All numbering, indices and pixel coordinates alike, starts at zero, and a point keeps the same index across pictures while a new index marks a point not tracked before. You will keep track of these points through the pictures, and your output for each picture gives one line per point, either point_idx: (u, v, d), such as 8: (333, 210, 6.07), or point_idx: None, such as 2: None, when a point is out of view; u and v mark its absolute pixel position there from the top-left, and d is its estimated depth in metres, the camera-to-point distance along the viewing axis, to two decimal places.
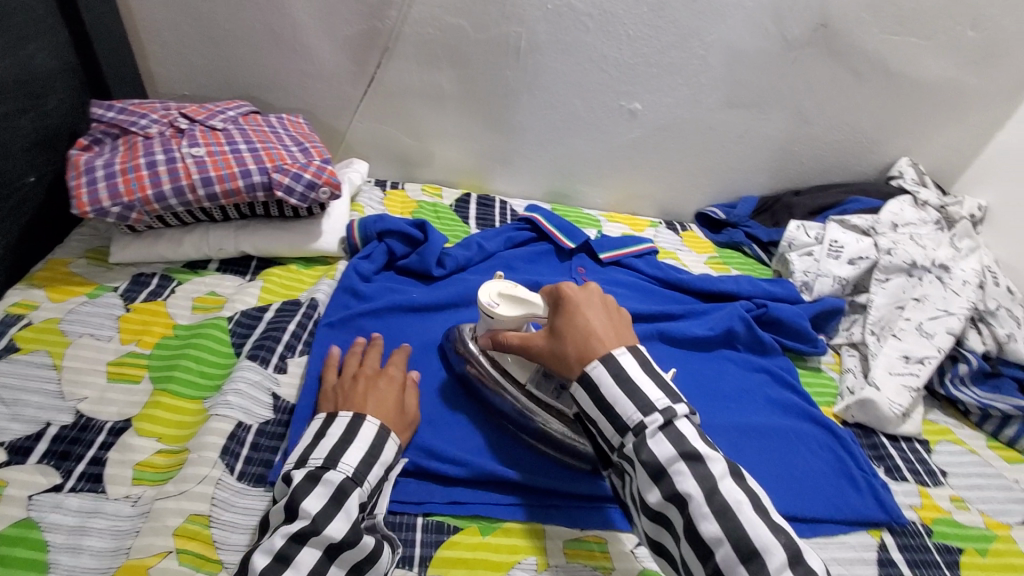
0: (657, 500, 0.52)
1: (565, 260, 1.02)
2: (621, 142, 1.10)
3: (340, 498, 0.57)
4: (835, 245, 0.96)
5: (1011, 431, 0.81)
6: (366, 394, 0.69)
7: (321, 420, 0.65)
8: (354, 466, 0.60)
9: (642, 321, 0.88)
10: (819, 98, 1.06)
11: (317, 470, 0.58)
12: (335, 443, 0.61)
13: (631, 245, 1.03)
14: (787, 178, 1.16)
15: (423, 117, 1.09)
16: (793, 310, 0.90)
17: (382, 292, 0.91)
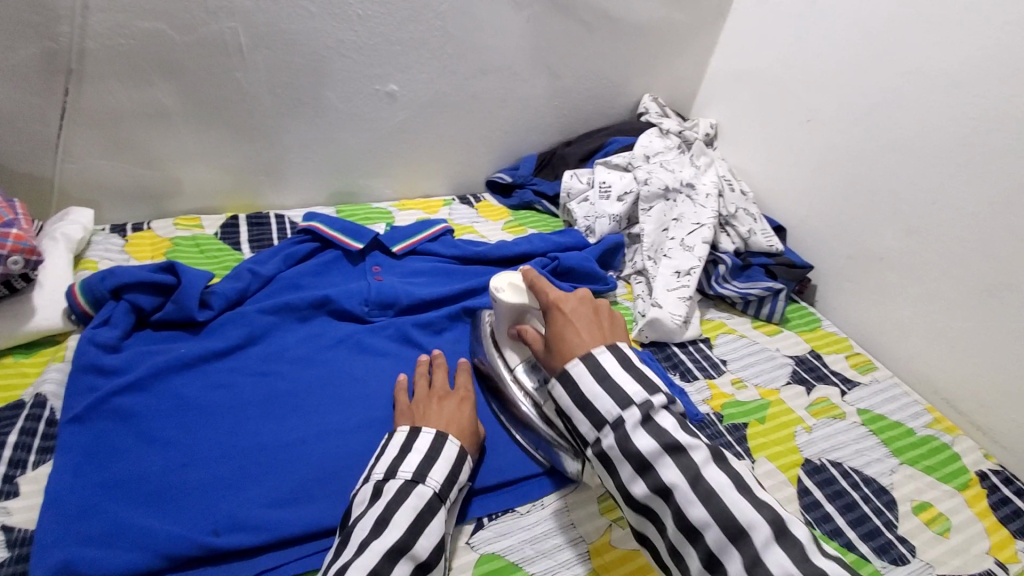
0: (644, 496, 0.52)
1: (357, 263, 0.92)
2: (388, 127, 1.07)
3: (433, 506, 0.56)
4: (603, 186, 1.04)
5: (767, 308, 0.97)
6: (441, 409, 0.66)
7: (404, 432, 0.62)
8: (441, 481, 0.58)
9: (447, 304, 0.87)
10: (559, 52, 1.11)
11: (408, 483, 0.56)
12: (422, 456, 0.59)
13: (423, 230, 0.98)
14: (555, 131, 1.22)
15: (152, 141, 0.92)
16: (584, 256, 0.96)
17: (140, 357, 0.70)
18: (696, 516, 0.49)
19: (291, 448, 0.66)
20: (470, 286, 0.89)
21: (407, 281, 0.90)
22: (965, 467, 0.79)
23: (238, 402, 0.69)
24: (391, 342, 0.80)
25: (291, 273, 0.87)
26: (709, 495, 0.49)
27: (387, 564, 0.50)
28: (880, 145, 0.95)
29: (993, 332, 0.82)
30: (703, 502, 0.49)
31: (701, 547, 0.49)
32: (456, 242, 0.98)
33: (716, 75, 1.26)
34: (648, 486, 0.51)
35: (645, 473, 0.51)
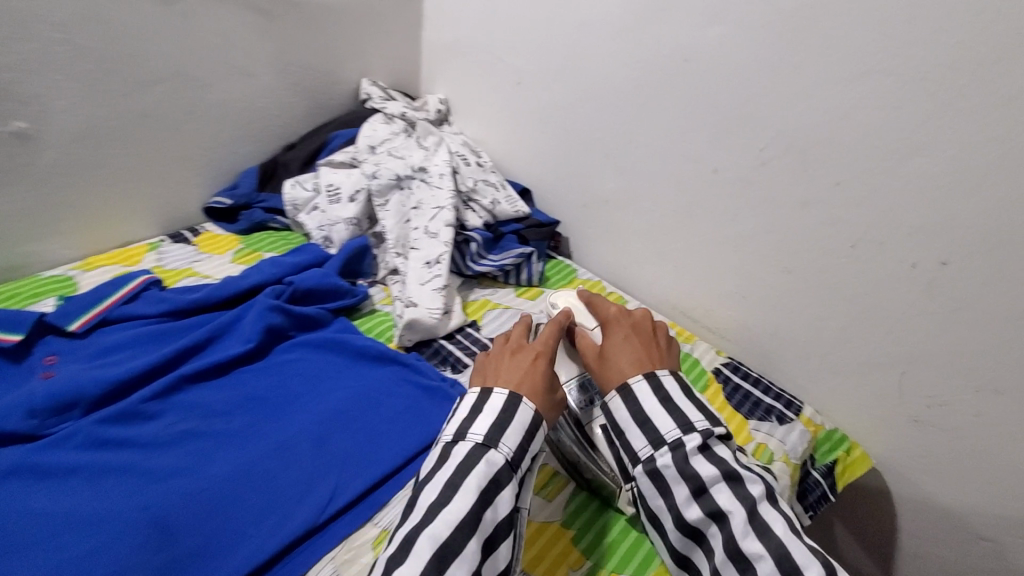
0: (696, 518, 0.58)
1: (22, 359, 0.71)
2: (31, 175, 0.83)
3: (495, 481, 0.55)
4: (330, 189, 0.95)
5: (525, 274, 0.99)
6: (505, 369, 0.65)
7: (474, 394, 0.62)
8: (513, 449, 0.57)
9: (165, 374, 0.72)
10: (243, 48, 0.96)
11: (477, 449, 0.56)
12: (495, 419, 0.58)
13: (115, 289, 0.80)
14: (271, 137, 1.08)
15: None
16: (322, 270, 0.87)
17: None
18: (751, 549, 0.54)
19: None
20: (190, 343, 0.75)
21: (101, 363, 0.72)
22: (703, 370, 0.89)
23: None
24: (86, 448, 0.63)
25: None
26: (766, 531, 0.55)
27: (457, 538, 0.50)
28: (581, 95, 0.99)
29: (698, 246, 0.93)
30: (759, 536, 0.54)
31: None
32: (165, 293, 0.82)
33: (431, 47, 1.22)
34: (703, 510, 0.57)
35: (701, 497, 0.57)
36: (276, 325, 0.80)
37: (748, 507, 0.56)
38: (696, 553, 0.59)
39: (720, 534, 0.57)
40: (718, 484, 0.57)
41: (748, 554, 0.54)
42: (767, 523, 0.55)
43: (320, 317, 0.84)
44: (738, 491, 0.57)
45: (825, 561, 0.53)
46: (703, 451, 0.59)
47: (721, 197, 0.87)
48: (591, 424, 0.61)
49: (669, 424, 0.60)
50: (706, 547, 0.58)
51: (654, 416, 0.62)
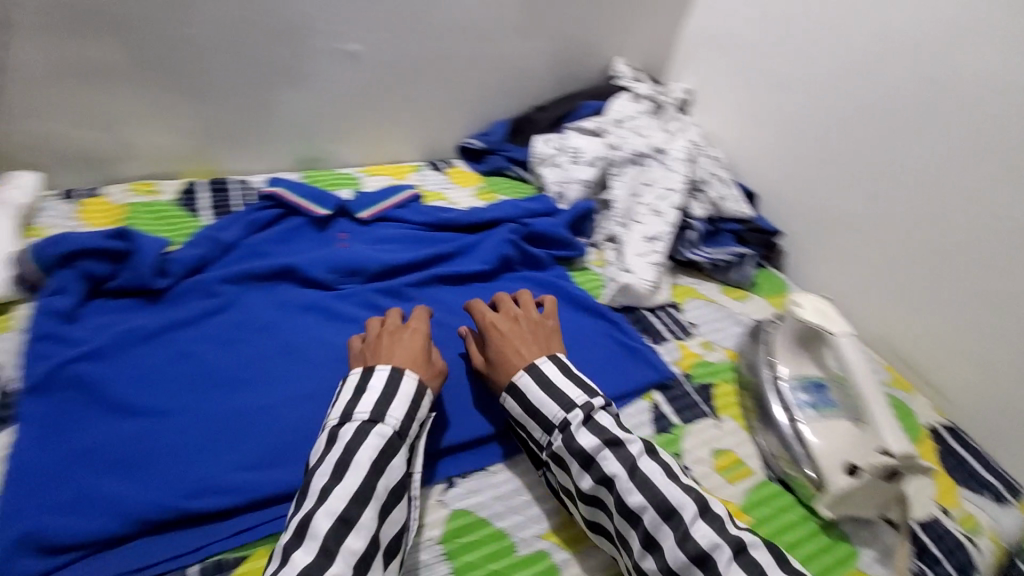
0: (588, 486, 0.57)
1: (323, 229, 0.90)
2: (352, 89, 1.02)
3: (390, 451, 0.54)
4: (573, 151, 1.01)
5: (736, 274, 0.99)
6: (391, 349, 0.64)
7: (357, 375, 0.60)
8: (399, 420, 0.57)
9: (416, 270, 0.86)
10: (530, 11, 1.07)
11: (367, 424, 0.55)
12: (394, 389, 0.58)
13: (391, 196, 0.96)
14: (527, 95, 1.18)
15: (96, 100, 0.87)
16: (555, 222, 0.95)
17: (100, 328, 0.68)
18: (635, 502, 0.54)
19: (262, 413, 0.64)
20: (439, 250, 0.88)
21: (379, 250, 0.87)
22: (920, 424, 0.82)
23: (208, 367, 0.67)
24: (357, 309, 0.78)
25: (252, 241, 0.84)
26: (648, 485, 0.55)
27: (353, 510, 0.50)
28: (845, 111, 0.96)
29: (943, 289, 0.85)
30: (640, 490, 0.55)
31: (641, 530, 0.54)
32: (427, 210, 0.96)
33: (691, 38, 1.23)
34: (593, 478, 0.57)
35: (590, 466, 0.57)
36: (507, 256, 0.90)
37: (648, 490, 0.55)
38: (600, 519, 0.58)
39: (612, 498, 0.56)
40: (602, 452, 0.57)
41: (633, 508, 0.55)
42: (631, 504, 0.55)
43: (542, 261, 0.92)
44: (650, 490, 0.55)
45: (699, 501, 0.54)
46: (610, 446, 0.57)
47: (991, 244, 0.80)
48: (535, 419, 0.61)
49: (591, 440, 0.58)
50: (607, 512, 0.57)
51: (541, 406, 0.61)
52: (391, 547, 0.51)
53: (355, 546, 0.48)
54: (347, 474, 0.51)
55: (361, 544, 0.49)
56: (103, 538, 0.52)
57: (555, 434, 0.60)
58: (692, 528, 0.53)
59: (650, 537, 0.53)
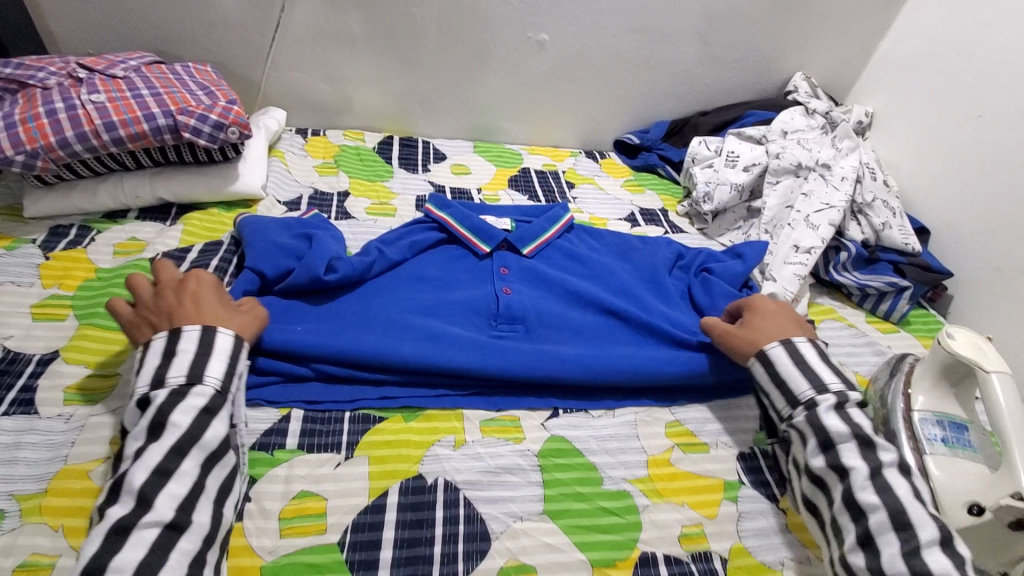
0: (820, 467, 0.59)
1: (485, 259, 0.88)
2: (534, 74, 1.14)
3: (213, 411, 0.54)
4: (731, 155, 1.02)
5: (887, 305, 0.92)
6: (185, 305, 0.60)
7: (163, 337, 0.57)
8: (220, 379, 0.56)
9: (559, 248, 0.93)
10: (714, 18, 1.10)
11: (183, 387, 0.54)
12: (192, 360, 0.55)
13: (551, 228, 0.93)
14: (694, 100, 1.21)
15: (335, 59, 1.09)
16: (737, 268, 0.87)
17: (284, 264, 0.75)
18: (867, 501, 0.54)
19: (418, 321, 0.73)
20: (587, 255, 0.92)
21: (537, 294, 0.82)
22: None
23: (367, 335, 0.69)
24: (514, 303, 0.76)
25: (414, 262, 0.85)
26: (887, 489, 0.54)
27: (171, 462, 0.50)
28: None
29: None
30: (877, 490, 0.54)
31: (862, 525, 0.53)
32: (593, 242, 0.96)
33: (886, 61, 1.17)
34: (828, 461, 0.58)
35: (829, 448, 0.58)
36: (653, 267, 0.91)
37: (886, 495, 0.54)
38: (819, 498, 0.59)
39: (842, 487, 0.56)
40: (846, 442, 0.58)
41: (864, 506, 0.54)
42: (860, 502, 0.54)
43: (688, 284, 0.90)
44: (891, 496, 0.53)
45: (943, 530, 0.51)
46: (860, 442, 0.57)
47: None
48: (781, 387, 0.64)
49: (841, 427, 0.59)
50: (828, 496, 0.57)
51: (790, 376, 0.64)
52: (224, 490, 0.53)
53: (161, 517, 0.47)
54: (162, 435, 0.51)
55: (182, 491, 0.49)
56: (290, 372, 0.65)
57: (799, 409, 0.62)
58: (929, 546, 0.50)
59: (869, 534, 0.53)
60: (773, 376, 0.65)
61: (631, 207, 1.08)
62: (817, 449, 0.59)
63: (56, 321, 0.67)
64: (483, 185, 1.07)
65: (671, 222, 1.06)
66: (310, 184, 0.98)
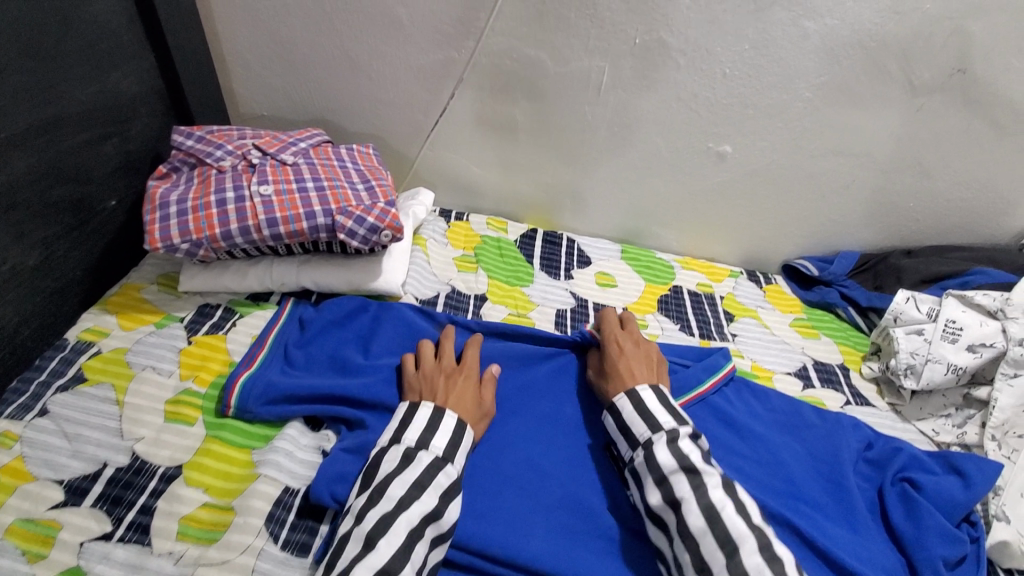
0: (656, 503, 0.59)
1: None
2: (704, 184, 1.01)
3: (436, 470, 0.59)
4: (951, 326, 0.82)
5: None
6: (448, 389, 0.67)
7: (405, 408, 0.65)
8: (443, 449, 0.61)
9: (715, 414, 0.78)
10: (944, 150, 0.91)
11: (411, 450, 0.60)
12: (447, 434, 0.62)
13: (708, 379, 0.80)
14: (894, 235, 1.01)
15: (494, 147, 1.04)
16: (956, 492, 0.69)
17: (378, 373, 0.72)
18: (696, 525, 0.55)
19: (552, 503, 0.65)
20: (746, 429, 0.77)
21: None
22: None
23: (493, 516, 0.62)
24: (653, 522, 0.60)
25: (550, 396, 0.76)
26: (714, 519, 0.55)
27: (376, 532, 0.53)
28: None
29: None
30: (705, 519, 0.55)
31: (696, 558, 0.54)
32: (755, 406, 0.81)
33: None
34: (661, 497, 0.58)
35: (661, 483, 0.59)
36: (834, 460, 0.74)
37: (712, 523, 0.54)
38: (661, 541, 0.59)
39: (674, 521, 0.57)
40: (675, 474, 0.59)
41: (692, 531, 0.55)
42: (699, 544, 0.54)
43: (879, 493, 0.72)
44: (715, 521, 0.54)
45: (762, 539, 0.53)
46: (687, 472, 0.58)
47: None
48: (643, 418, 0.64)
49: (669, 459, 0.60)
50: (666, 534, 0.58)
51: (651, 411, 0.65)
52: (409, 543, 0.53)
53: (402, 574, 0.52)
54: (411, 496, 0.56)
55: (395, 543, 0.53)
56: None
57: (638, 450, 0.63)
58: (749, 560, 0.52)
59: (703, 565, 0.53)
60: (623, 418, 0.66)
61: (802, 358, 0.92)
62: (655, 484, 0.59)
63: (184, 427, 0.65)
64: (631, 303, 0.96)
65: (853, 388, 0.87)
66: (448, 280, 0.93)
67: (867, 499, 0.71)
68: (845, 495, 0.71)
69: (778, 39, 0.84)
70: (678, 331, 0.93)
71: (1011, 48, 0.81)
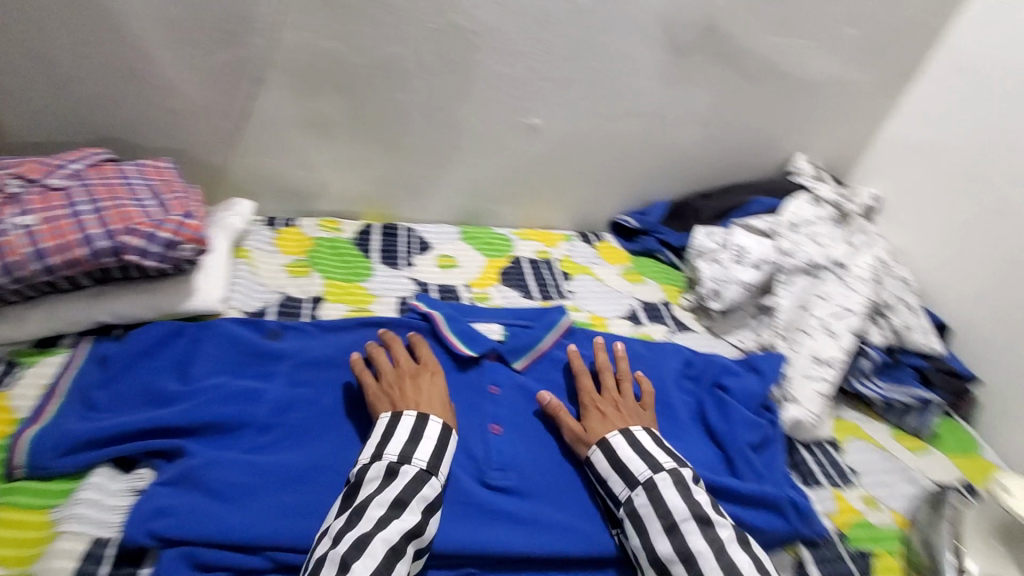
0: (665, 553, 0.60)
1: (463, 370, 0.79)
2: (524, 158, 1.07)
3: (418, 484, 0.60)
4: (738, 250, 0.96)
5: (914, 420, 0.85)
6: (417, 392, 0.69)
7: (386, 419, 0.65)
8: (427, 460, 0.62)
9: (557, 364, 0.83)
10: (714, 102, 1.04)
11: (394, 465, 0.61)
12: (431, 446, 0.64)
13: (547, 336, 0.85)
14: (693, 181, 1.14)
15: (312, 147, 1.01)
16: (756, 387, 0.82)
17: (200, 396, 0.68)
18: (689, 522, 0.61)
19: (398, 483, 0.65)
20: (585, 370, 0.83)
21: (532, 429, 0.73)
22: None
23: (340, 509, 0.61)
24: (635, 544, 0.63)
25: None
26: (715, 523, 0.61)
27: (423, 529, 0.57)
28: None
29: None
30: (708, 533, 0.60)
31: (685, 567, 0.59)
32: (592, 350, 0.87)
33: (888, 142, 1.11)
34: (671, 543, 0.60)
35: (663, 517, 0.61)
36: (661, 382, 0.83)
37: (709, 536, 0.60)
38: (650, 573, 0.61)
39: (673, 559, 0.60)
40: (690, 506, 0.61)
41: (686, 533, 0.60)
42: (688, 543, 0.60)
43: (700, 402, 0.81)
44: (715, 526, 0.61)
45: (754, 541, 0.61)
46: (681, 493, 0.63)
47: None
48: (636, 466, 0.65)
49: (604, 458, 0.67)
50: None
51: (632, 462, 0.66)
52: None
53: None
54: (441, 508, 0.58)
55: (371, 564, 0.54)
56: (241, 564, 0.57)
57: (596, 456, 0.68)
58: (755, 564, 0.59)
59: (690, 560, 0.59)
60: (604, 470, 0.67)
61: (631, 302, 1.00)
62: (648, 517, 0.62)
63: None
64: (473, 280, 0.99)
65: (675, 319, 0.98)
66: (279, 288, 0.88)
67: (692, 408, 0.81)
68: (672, 410, 0.79)
69: (557, 13, 0.90)
70: (519, 297, 0.98)
71: (744, 8, 0.94)
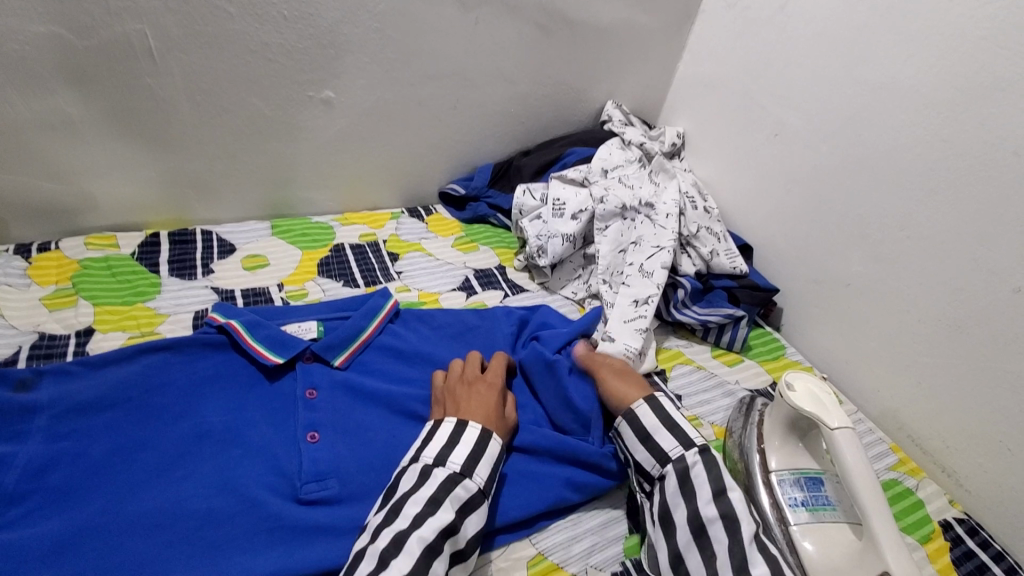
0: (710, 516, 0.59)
1: (272, 381, 0.71)
2: (328, 136, 0.98)
3: (451, 484, 0.58)
4: (557, 203, 0.96)
5: (727, 336, 0.92)
6: (468, 400, 0.68)
7: (450, 425, 0.64)
8: (461, 462, 0.61)
9: (386, 352, 0.78)
10: (515, 56, 1.02)
11: (428, 467, 0.60)
12: (469, 450, 0.62)
13: (370, 325, 0.78)
14: (513, 140, 1.13)
15: (59, 153, 0.84)
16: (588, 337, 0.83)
17: None
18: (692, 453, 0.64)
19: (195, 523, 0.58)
20: (416, 354, 0.79)
21: (355, 426, 0.68)
22: (929, 517, 0.76)
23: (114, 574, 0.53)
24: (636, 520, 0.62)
25: (189, 407, 0.67)
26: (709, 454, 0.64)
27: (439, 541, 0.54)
28: (846, 177, 0.88)
29: (943, 373, 0.79)
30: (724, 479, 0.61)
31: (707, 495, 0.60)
32: (424, 330, 0.83)
33: (683, 80, 1.17)
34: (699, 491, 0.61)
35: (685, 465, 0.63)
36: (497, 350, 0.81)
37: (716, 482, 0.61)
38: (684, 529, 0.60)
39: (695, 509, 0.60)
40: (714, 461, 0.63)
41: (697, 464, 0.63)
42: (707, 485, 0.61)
43: None
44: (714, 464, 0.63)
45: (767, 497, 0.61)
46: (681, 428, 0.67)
47: (989, 328, 0.73)
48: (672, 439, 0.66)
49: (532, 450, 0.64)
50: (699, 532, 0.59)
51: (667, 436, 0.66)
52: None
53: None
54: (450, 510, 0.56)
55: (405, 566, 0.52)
56: None
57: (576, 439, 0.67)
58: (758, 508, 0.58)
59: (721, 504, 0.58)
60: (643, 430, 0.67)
61: (464, 271, 0.98)
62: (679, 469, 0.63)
63: None
64: (287, 277, 0.90)
65: (510, 282, 0.97)
66: (36, 326, 0.74)
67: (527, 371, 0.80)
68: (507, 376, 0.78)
69: None
70: (342, 287, 0.91)
71: None
